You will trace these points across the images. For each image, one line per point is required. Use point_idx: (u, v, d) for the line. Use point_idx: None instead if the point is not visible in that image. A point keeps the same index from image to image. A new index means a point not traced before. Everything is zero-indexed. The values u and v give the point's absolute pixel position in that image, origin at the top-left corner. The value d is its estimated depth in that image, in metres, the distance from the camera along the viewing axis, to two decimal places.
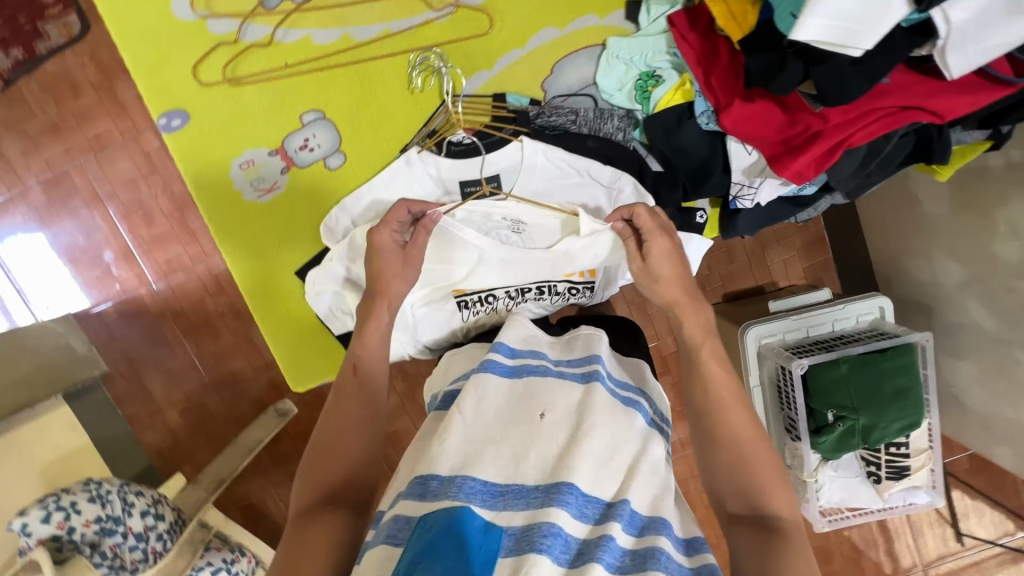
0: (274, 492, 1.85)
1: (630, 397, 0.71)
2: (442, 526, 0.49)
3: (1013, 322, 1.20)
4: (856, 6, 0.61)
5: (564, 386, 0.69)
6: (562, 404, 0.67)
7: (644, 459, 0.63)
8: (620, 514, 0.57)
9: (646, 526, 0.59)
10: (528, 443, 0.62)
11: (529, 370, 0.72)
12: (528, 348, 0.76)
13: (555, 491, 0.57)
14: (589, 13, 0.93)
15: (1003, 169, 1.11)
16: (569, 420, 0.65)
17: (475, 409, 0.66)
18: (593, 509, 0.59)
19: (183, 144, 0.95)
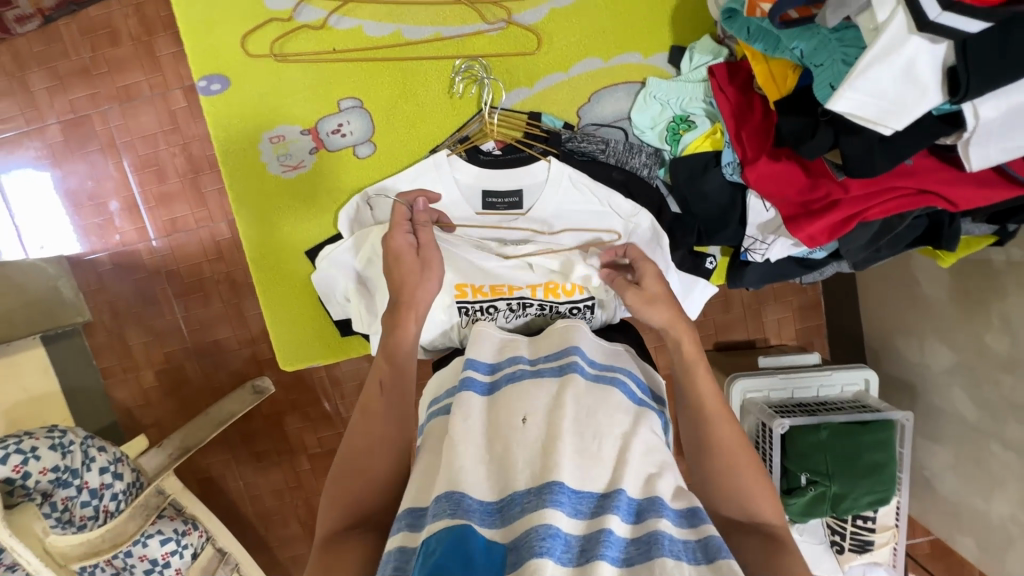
0: (236, 469, 1.82)
1: (605, 372, 0.75)
2: (443, 549, 0.52)
3: (995, 414, 1.22)
4: (893, 89, 0.64)
5: (545, 385, 0.70)
6: (542, 404, 0.67)
7: (634, 439, 0.64)
8: (616, 505, 0.57)
9: (644, 509, 0.58)
10: (513, 449, 0.62)
11: (506, 378, 0.73)
12: (503, 358, 0.78)
13: (548, 491, 0.56)
14: (634, 51, 0.95)
15: (1004, 265, 1.15)
16: (552, 416, 0.65)
17: (468, 420, 0.66)
18: (586, 505, 0.58)
19: (219, 110, 0.96)
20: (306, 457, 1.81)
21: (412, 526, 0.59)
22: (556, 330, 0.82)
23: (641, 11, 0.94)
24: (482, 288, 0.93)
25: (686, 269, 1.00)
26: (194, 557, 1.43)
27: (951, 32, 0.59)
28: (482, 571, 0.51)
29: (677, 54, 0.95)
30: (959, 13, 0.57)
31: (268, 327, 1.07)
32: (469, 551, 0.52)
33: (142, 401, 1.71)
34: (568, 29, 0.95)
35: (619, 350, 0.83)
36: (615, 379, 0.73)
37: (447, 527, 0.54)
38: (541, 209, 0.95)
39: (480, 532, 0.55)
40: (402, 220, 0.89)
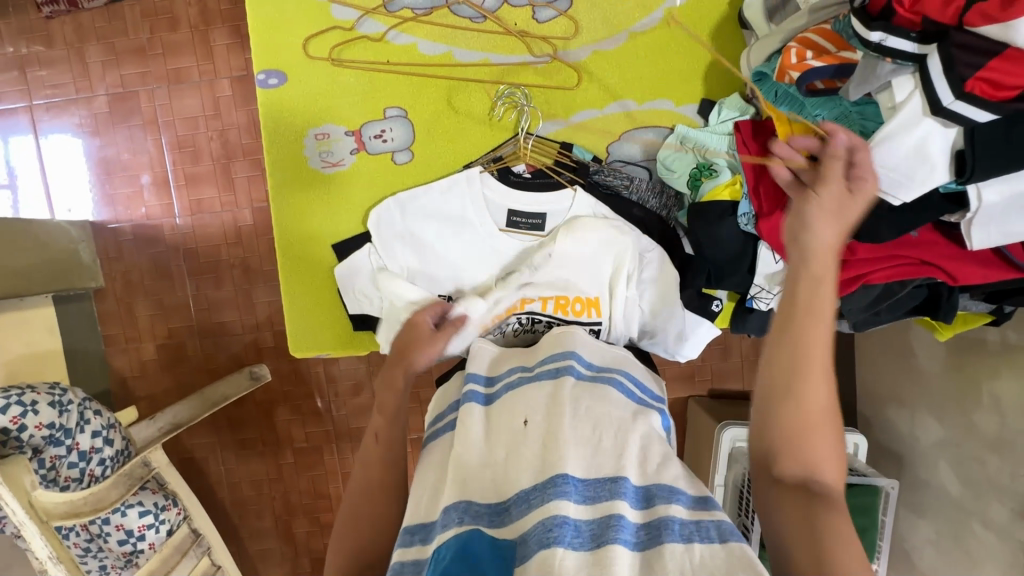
0: (220, 453, 1.82)
1: (597, 373, 0.78)
2: (452, 554, 0.55)
3: (978, 493, 1.24)
4: (904, 161, 0.69)
5: (543, 386, 0.73)
6: (540, 404, 0.71)
7: (633, 433, 0.67)
8: (623, 491, 0.60)
9: (653, 495, 0.61)
10: (518, 449, 0.66)
11: (505, 387, 0.76)
12: (500, 370, 0.81)
13: (551, 485, 0.59)
14: (666, 98, 1.01)
15: (999, 346, 1.18)
16: (548, 417, 0.69)
17: (470, 431, 0.70)
18: (592, 493, 0.61)
19: (272, 104, 1.02)
20: (291, 450, 1.81)
21: (424, 539, 0.62)
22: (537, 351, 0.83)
23: (677, 62, 1.00)
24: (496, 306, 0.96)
25: (692, 309, 1.03)
26: (169, 534, 1.42)
27: (962, 119, 0.64)
28: (491, 570, 0.54)
29: (707, 107, 1.01)
30: (969, 103, 0.63)
31: (284, 312, 1.10)
32: (477, 559, 0.55)
33: (139, 372, 1.73)
34: (607, 69, 1.01)
35: (625, 353, 0.87)
36: (610, 379, 0.77)
37: (455, 535, 0.57)
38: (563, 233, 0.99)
39: (488, 534, 0.58)
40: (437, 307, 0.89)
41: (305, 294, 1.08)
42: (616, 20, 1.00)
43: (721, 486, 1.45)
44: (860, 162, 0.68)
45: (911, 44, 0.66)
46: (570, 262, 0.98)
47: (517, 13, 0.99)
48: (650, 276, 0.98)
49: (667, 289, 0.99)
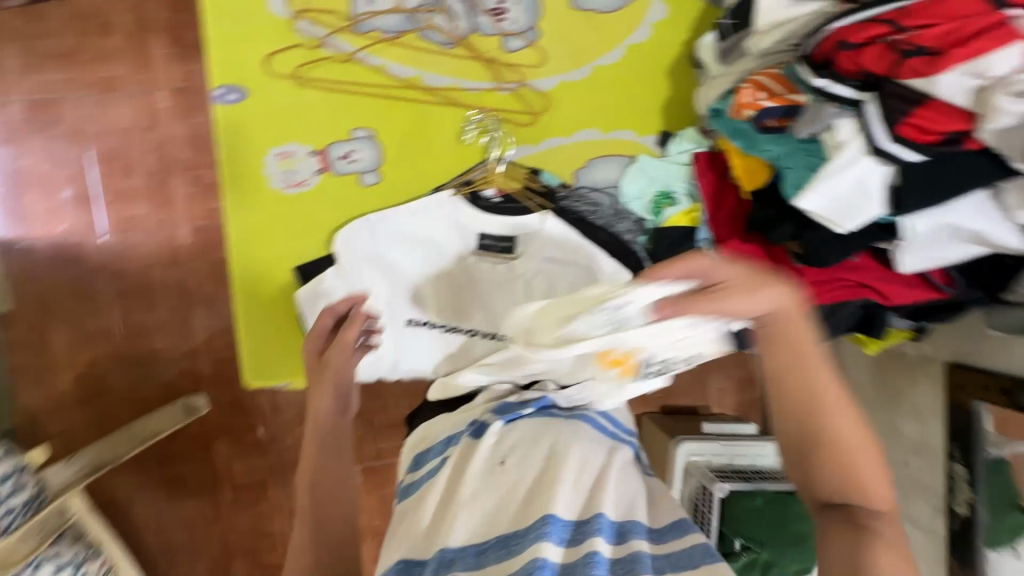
0: (147, 493, 1.66)
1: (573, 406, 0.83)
2: None
3: (903, 493, 1.36)
4: (845, 195, 0.76)
5: (528, 423, 0.79)
6: (519, 444, 0.75)
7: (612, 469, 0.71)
8: (599, 528, 0.62)
9: (627, 531, 0.63)
10: (499, 491, 0.70)
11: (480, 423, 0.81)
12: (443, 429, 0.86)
13: (532, 530, 0.63)
14: (628, 128, 1.06)
15: (916, 358, 1.31)
16: (527, 456, 0.73)
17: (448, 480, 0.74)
18: (569, 532, 0.63)
19: (231, 119, 0.98)
20: (231, 487, 1.68)
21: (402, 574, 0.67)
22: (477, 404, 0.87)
23: (638, 97, 1.06)
24: (620, 357, 0.68)
25: None
26: None
27: (894, 158, 0.72)
28: None
29: (664, 137, 1.07)
30: (904, 146, 0.71)
31: (236, 339, 1.04)
32: None
33: (52, 406, 1.55)
34: (573, 100, 1.05)
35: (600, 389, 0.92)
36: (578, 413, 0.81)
37: None
38: (534, 254, 1.02)
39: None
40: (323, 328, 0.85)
41: (260, 320, 1.02)
42: (582, 54, 1.04)
43: (676, 501, 1.58)
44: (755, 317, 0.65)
45: (851, 91, 0.74)
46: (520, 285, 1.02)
47: (487, 41, 1.01)
48: None
49: None
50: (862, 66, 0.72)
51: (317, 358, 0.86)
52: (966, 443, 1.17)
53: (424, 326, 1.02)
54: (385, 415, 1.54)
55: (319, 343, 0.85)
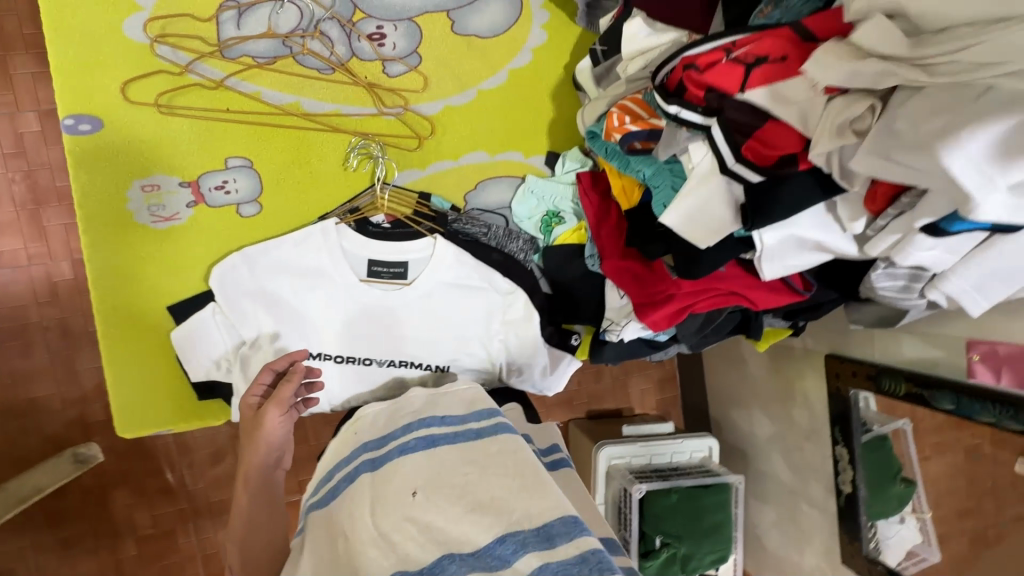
0: (35, 558, 1.50)
1: (484, 423, 0.82)
2: None
3: (801, 476, 1.46)
4: (700, 212, 0.83)
5: (440, 452, 0.78)
6: (429, 473, 0.75)
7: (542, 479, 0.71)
8: (513, 545, 0.62)
9: (556, 533, 0.62)
10: (399, 520, 0.69)
11: (398, 450, 0.80)
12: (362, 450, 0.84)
13: (438, 568, 0.62)
14: (516, 150, 1.09)
15: (802, 351, 1.41)
16: (437, 486, 0.72)
17: (363, 510, 0.73)
18: (478, 557, 0.62)
19: (85, 152, 0.90)
20: (133, 540, 1.55)
21: None
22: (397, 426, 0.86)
23: (524, 119, 1.09)
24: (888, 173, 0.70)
25: (554, 344, 1.09)
26: None
27: (741, 178, 0.77)
28: None
29: (551, 158, 1.11)
30: (745, 166, 0.76)
31: (107, 386, 0.96)
32: None
33: None
34: (460, 125, 1.06)
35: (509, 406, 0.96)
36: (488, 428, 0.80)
37: None
38: (425, 279, 1.00)
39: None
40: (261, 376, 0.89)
41: (132, 365, 0.96)
42: (465, 76, 1.04)
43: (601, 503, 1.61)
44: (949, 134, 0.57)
45: (698, 116, 0.78)
46: (413, 310, 1.01)
47: (367, 66, 0.98)
48: (513, 317, 1.04)
49: (527, 328, 1.04)
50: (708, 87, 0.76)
51: (252, 413, 0.87)
52: (845, 427, 1.27)
53: (317, 358, 0.99)
54: (303, 446, 1.47)
55: (257, 398, 0.89)
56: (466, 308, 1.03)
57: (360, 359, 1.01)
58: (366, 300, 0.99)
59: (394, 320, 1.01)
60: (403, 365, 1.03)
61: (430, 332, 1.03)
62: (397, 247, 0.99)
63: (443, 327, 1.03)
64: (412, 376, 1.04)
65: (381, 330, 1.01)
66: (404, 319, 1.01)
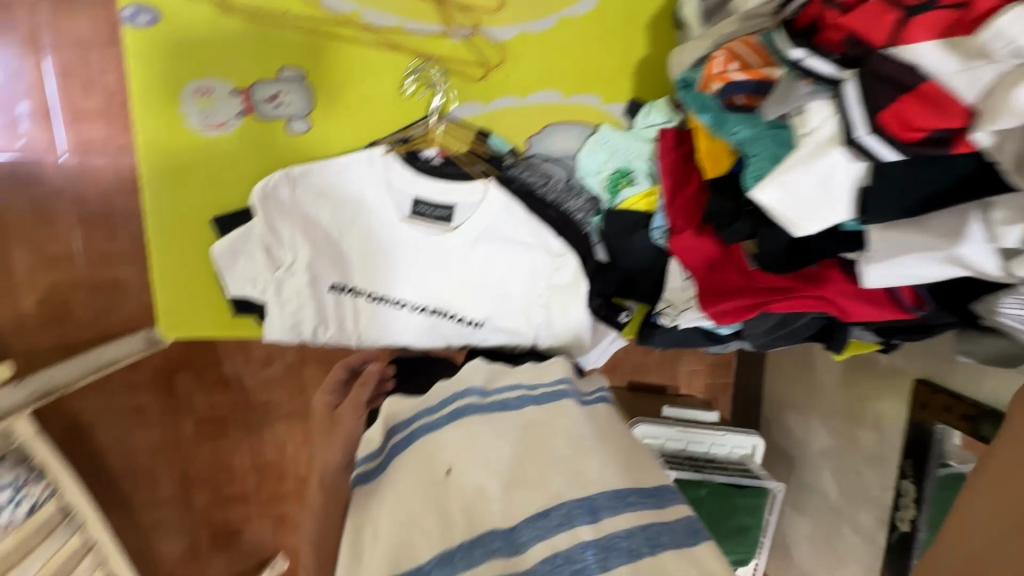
0: (110, 420, 1.67)
1: (507, 393, 0.73)
2: None
3: (852, 499, 1.33)
4: (812, 191, 0.66)
5: (466, 422, 0.67)
6: (466, 448, 0.64)
7: (590, 453, 0.62)
8: (580, 513, 0.55)
9: (601, 507, 0.56)
10: (442, 502, 0.60)
11: (424, 428, 0.69)
12: (403, 419, 0.73)
13: (480, 545, 0.54)
14: (594, 93, 0.95)
15: (886, 369, 1.23)
16: (473, 460, 0.62)
17: (403, 486, 0.64)
18: (525, 532, 0.55)
19: (141, 45, 0.87)
20: (192, 420, 1.69)
21: None
22: (436, 390, 0.75)
23: (608, 56, 0.93)
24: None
25: (600, 318, 0.99)
26: (31, 512, 1.27)
27: (869, 154, 0.61)
28: None
29: (634, 107, 0.96)
30: (882, 138, 0.59)
31: (155, 287, 0.98)
32: None
33: (15, 328, 1.53)
34: (535, 55, 0.92)
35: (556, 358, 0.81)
36: (507, 401, 0.71)
37: None
38: (468, 228, 0.92)
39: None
40: (333, 379, 0.87)
41: (175, 269, 0.96)
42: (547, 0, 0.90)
43: None
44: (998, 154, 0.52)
45: (830, 67, 0.62)
46: (454, 259, 0.95)
47: None
48: (559, 282, 0.95)
49: (574, 297, 0.94)
50: (850, 32, 0.60)
51: (328, 414, 0.83)
52: (919, 461, 1.12)
53: (349, 293, 0.96)
54: None
55: (333, 398, 0.85)
56: (510, 265, 0.95)
57: (393, 301, 0.96)
58: (405, 239, 0.93)
59: (433, 265, 0.95)
60: (435, 314, 0.97)
61: (468, 284, 0.96)
62: (453, 191, 0.91)
63: (480, 281, 0.96)
64: (444, 328, 0.98)
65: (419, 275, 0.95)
66: (445, 268, 0.95)
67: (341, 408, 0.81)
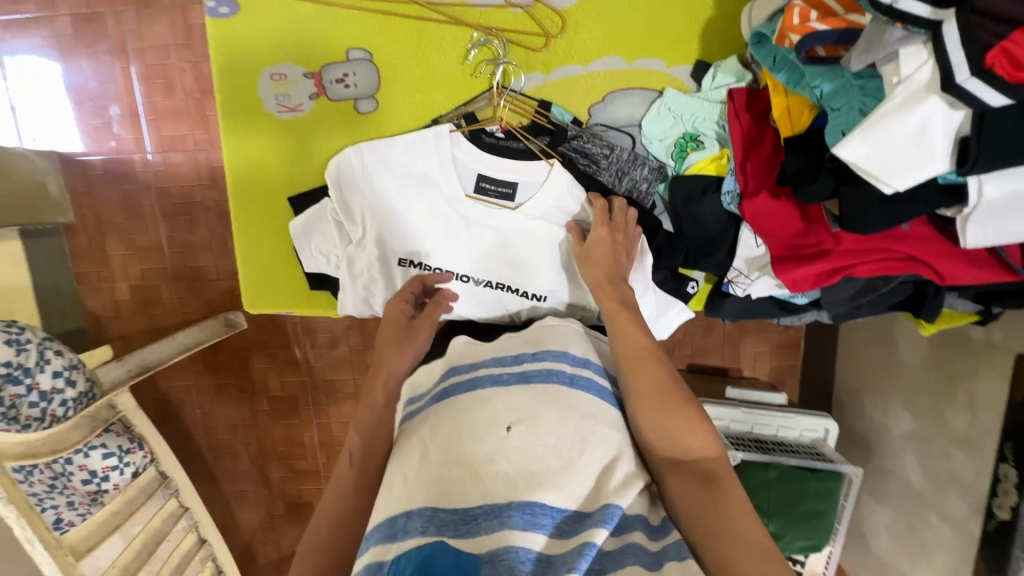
0: (195, 397, 1.81)
1: (579, 369, 0.75)
2: (413, 567, 0.55)
3: (940, 487, 1.23)
4: (901, 145, 0.61)
5: (530, 389, 0.72)
6: (526, 410, 0.68)
7: (625, 457, 0.67)
8: (607, 520, 0.58)
9: (627, 523, 0.61)
10: (497, 458, 0.64)
11: (489, 379, 0.74)
12: (480, 359, 0.79)
13: (531, 514, 0.59)
14: (657, 57, 0.92)
15: (982, 344, 1.13)
16: (533, 428, 0.66)
17: (455, 432, 0.68)
18: (563, 520, 0.60)
19: (224, 35, 0.92)
20: (266, 399, 1.80)
21: (388, 537, 0.61)
22: (496, 346, 0.82)
23: (672, 17, 0.90)
24: None
25: (665, 290, 0.97)
26: (135, 476, 1.41)
27: (974, 101, 0.55)
28: None
29: (701, 70, 0.91)
30: (986, 81, 0.54)
31: (238, 265, 1.05)
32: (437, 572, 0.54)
33: (112, 313, 1.68)
34: (597, 20, 0.91)
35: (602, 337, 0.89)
36: (576, 378, 0.74)
37: (418, 547, 0.57)
38: (528, 208, 0.93)
39: (452, 546, 0.57)
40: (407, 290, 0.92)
41: (255, 246, 1.02)
42: None
43: None
44: (933, 137, 0.59)
45: (925, 9, 0.56)
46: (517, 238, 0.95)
47: None
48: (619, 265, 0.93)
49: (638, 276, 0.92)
50: None
51: (403, 323, 0.88)
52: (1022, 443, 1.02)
53: (416, 267, 0.97)
54: None
55: (408, 307, 0.90)
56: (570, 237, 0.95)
57: (459, 276, 0.97)
58: (465, 212, 0.94)
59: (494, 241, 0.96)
60: (500, 288, 0.97)
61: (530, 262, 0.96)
62: (523, 172, 0.93)
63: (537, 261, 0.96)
64: (509, 303, 0.98)
65: (481, 251, 0.97)
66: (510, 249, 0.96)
67: (410, 325, 0.87)
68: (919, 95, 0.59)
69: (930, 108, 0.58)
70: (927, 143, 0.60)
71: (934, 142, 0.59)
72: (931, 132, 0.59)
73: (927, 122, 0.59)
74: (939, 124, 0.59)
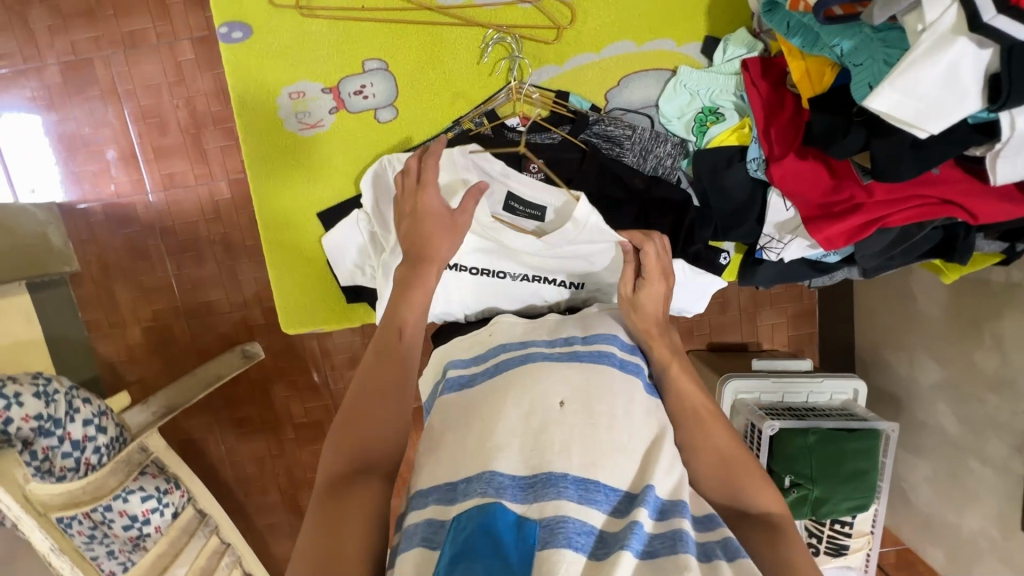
0: (218, 433, 1.78)
1: (627, 355, 0.76)
2: (476, 525, 0.56)
3: (976, 431, 1.25)
4: (933, 91, 0.62)
5: (581, 366, 0.72)
6: (578, 388, 0.69)
7: (667, 439, 0.68)
8: (646, 500, 0.60)
9: (669, 509, 0.61)
10: (554, 431, 0.64)
11: (540, 356, 0.75)
12: (530, 337, 0.81)
13: (589, 488, 0.60)
14: (667, 37, 0.94)
15: (1002, 286, 1.16)
16: (584, 408, 0.67)
17: (505, 406, 0.68)
18: (613, 500, 0.61)
19: (239, 58, 0.93)
20: (292, 426, 1.79)
21: (444, 500, 0.62)
22: (540, 330, 0.83)
23: None
24: None
25: (701, 264, 0.96)
26: (175, 516, 1.38)
27: (1002, 37, 0.58)
28: (515, 549, 0.55)
29: (711, 45, 0.94)
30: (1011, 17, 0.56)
31: (271, 285, 1.04)
32: (499, 533, 0.56)
33: (127, 357, 1.65)
34: (604, 8, 0.93)
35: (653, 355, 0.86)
36: (628, 366, 0.75)
37: (480, 506, 0.57)
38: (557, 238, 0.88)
39: (512, 510, 0.58)
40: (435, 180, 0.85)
41: (285, 264, 1.02)
42: None
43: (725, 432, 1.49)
44: (961, 78, 0.61)
45: None
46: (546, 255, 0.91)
47: None
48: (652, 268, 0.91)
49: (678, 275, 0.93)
50: None
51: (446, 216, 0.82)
52: None
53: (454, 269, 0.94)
54: None
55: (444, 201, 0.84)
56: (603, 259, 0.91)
57: (495, 272, 0.94)
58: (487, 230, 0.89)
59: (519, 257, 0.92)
60: (536, 280, 0.95)
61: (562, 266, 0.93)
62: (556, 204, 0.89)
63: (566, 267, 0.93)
64: (546, 294, 0.96)
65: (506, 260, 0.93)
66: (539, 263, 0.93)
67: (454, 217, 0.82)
68: (943, 40, 0.61)
69: (955, 52, 0.60)
70: (957, 85, 0.62)
71: (963, 83, 0.61)
72: (959, 74, 0.61)
73: (954, 65, 0.61)
74: (966, 66, 0.61)
